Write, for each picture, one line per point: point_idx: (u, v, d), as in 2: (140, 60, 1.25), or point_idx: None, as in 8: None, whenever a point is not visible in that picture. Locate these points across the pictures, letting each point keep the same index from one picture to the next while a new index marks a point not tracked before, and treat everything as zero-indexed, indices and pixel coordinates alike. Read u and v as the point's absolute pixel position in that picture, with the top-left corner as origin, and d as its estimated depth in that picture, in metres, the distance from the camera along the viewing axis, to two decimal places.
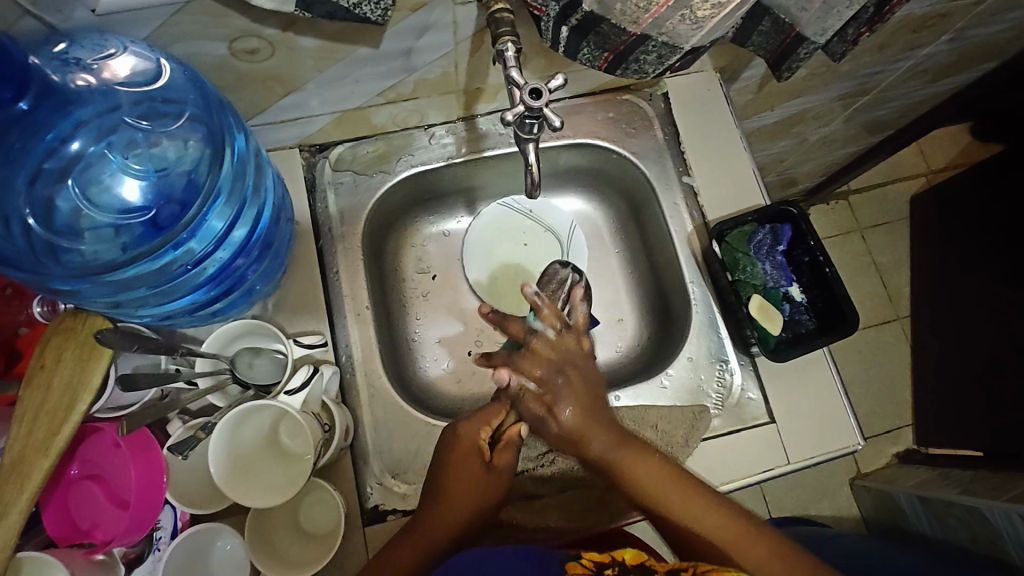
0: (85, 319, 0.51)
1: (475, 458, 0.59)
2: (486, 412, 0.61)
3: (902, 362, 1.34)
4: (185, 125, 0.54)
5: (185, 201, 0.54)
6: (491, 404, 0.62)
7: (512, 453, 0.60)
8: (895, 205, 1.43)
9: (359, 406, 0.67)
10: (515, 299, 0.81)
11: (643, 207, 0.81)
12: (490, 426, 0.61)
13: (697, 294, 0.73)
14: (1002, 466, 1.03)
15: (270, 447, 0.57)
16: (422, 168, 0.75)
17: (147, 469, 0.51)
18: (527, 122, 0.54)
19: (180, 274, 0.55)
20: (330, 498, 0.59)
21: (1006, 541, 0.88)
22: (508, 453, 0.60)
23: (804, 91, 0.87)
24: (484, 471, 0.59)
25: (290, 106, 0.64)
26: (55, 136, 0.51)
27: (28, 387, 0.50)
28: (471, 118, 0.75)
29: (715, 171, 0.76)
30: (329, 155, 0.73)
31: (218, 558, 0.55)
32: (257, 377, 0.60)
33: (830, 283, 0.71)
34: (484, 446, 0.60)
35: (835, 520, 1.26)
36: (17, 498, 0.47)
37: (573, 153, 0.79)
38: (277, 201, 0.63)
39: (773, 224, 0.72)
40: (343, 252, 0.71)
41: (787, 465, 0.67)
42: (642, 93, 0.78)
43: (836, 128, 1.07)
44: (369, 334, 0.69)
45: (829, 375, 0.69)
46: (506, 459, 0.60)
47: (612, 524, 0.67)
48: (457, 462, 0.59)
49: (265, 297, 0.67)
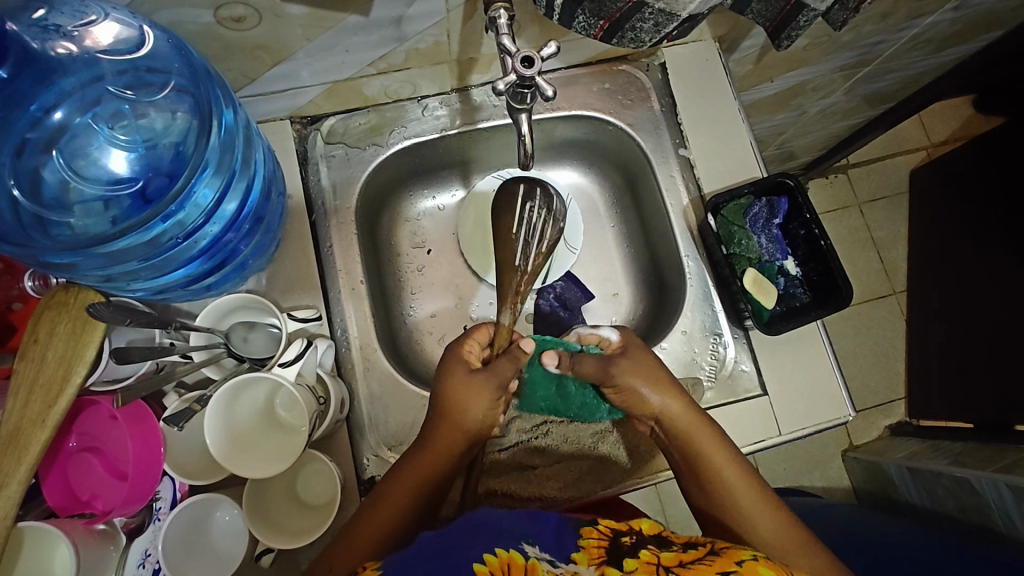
0: (77, 293, 0.52)
1: (464, 374, 0.60)
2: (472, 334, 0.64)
3: (896, 336, 1.34)
4: (170, 96, 0.54)
5: (173, 172, 0.54)
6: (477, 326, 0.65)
7: (508, 361, 0.61)
8: (895, 178, 1.42)
9: (355, 380, 0.67)
10: (482, 255, 0.81)
11: (639, 179, 0.80)
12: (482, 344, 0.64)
13: (691, 267, 0.73)
14: (990, 437, 1.05)
15: (268, 420, 0.58)
16: (414, 141, 0.74)
17: (144, 440, 0.52)
18: (519, 91, 0.54)
19: (170, 248, 0.55)
20: (325, 469, 0.60)
21: (993, 510, 0.90)
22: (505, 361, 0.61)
23: (804, 63, 0.85)
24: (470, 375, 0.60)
25: (280, 76, 0.63)
26: (39, 106, 0.51)
27: (23, 359, 0.50)
28: (465, 89, 0.74)
29: (712, 143, 0.75)
30: (321, 127, 0.73)
31: (219, 529, 0.56)
32: (252, 351, 0.60)
33: (825, 257, 0.70)
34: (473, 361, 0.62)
35: (825, 490, 1.28)
36: (16, 470, 0.48)
37: (569, 125, 0.78)
38: (267, 175, 0.62)
39: (769, 197, 0.72)
40: (336, 227, 0.71)
41: (779, 436, 0.68)
42: (639, 63, 0.77)
43: (836, 100, 1.05)
44: (364, 308, 0.69)
45: (821, 347, 0.70)
46: (496, 364, 0.61)
47: (605, 493, 0.67)
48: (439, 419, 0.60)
49: (258, 272, 0.66)
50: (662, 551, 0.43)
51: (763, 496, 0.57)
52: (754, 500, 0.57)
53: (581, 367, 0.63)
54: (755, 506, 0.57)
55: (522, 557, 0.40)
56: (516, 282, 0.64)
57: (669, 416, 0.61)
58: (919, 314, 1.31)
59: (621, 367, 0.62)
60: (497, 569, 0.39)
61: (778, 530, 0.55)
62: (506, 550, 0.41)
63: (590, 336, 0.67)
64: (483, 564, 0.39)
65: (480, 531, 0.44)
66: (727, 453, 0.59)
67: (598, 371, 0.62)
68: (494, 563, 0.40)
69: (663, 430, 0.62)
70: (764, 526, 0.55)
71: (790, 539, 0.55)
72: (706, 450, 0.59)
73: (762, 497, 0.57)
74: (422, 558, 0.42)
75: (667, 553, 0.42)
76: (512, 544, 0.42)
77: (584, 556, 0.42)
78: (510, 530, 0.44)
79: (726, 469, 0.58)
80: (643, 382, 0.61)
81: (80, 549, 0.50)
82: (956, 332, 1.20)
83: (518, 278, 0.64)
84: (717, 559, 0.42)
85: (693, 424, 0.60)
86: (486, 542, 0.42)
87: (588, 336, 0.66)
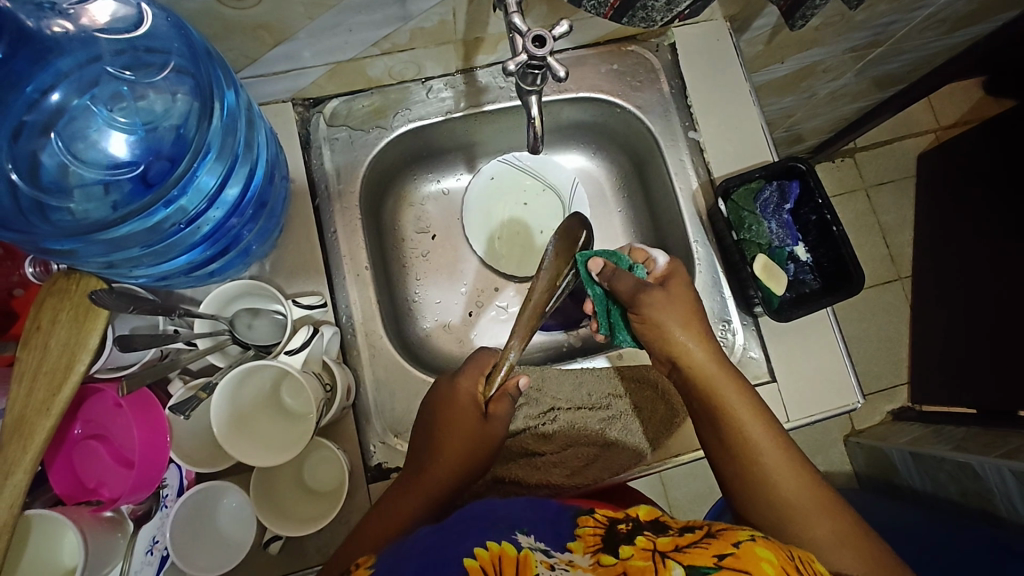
0: (78, 280, 0.51)
1: (472, 410, 0.61)
2: (478, 363, 0.65)
3: (901, 321, 1.33)
4: (170, 77, 0.53)
5: (174, 156, 0.53)
6: (482, 356, 0.65)
7: (508, 405, 0.63)
8: (903, 162, 1.40)
9: (360, 366, 0.66)
10: (488, 240, 0.81)
11: (648, 163, 0.79)
12: (483, 377, 0.64)
13: (701, 253, 0.73)
14: (994, 423, 1.05)
15: (272, 405, 0.58)
16: (419, 124, 0.73)
17: (149, 428, 0.51)
18: (529, 72, 0.52)
19: (173, 233, 0.54)
20: (332, 456, 0.60)
21: (995, 495, 0.90)
22: (505, 403, 0.63)
23: (816, 44, 0.83)
24: (481, 422, 0.61)
25: (282, 57, 0.61)
26: (35, 87, 0.49)
27: (25, 347, 0.49)
28: (470, 70, 0.72)
29: (722, 126, 0.73)
30: (323, 110, 0.71)
31: (225, 514, 0.56)
32: (257, 337, 0.59)
33: (836, 242, 0.69)
34: (482, 400, 0.63)
35: (827, 475, 1.28)
36: (21, 458, 0.48)
37: (577, 107, 0.77)
38: (271, 158, 0.61)
39: (781, 181, 0.71)
40: (340, 211, 0.70)
41: (787, 423, 0.68)
42: (649, 44, 0.75)
43: (847, 82, 1.03)
44: (368, 294, 0.68)
45: (830, 334, 0.69)
46: (502, 409, 0.62)
47: (614, 480, 0.67)
48: (454, 413, 0.61)
49: (262, 257, 0.66)
50: (658, 537, 0.41)
51: (790, 455, 0.54)
52: (781, 458, 0.53)
53: (618, 285, 0.62)
54: (782, 465, 0.53)
55: (515, 548, 0.40)
56: (527, 314, 0.62)
57: (693, 363, 0.59)
58: (924, 299, 1.30)
59: (648, 296, 0.61)
60: (488, 561, 0.38)
61: (805, 493, 0.51)
62: (498, 541, 0.40)
63: (640, 254, 0.67)
64: (474, 558, 0.38)
65: (475, 523, 0.43)
66: (754, 408, 0.57)
67: (628, 293, 0.61)
68: (485, 557, 0.38)
69: (689, 383, 0.60)
70: (788, 484, 0.52)
71: (817, 503, 0.51)
72: (731, 401, 0.57)
73: (791, 459, 0.54)
74: (416, 552, 0.41)
75: (663, 539, 0.40)
76: (504, 536, 0.41)
77: (579, 545, 0.42)
78: (505, 522, 0.44)
79: (749, 422, 0.56)
80: (671, 320, 0.60)
81: (87, 536, 0.50)
82: (962, 317, 1.19)
83: (533, 317, 0.62)
84: (713, 541, 0.40)
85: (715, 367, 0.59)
86: (480, 535, 0.41)
87: (638, 253, 0.67)
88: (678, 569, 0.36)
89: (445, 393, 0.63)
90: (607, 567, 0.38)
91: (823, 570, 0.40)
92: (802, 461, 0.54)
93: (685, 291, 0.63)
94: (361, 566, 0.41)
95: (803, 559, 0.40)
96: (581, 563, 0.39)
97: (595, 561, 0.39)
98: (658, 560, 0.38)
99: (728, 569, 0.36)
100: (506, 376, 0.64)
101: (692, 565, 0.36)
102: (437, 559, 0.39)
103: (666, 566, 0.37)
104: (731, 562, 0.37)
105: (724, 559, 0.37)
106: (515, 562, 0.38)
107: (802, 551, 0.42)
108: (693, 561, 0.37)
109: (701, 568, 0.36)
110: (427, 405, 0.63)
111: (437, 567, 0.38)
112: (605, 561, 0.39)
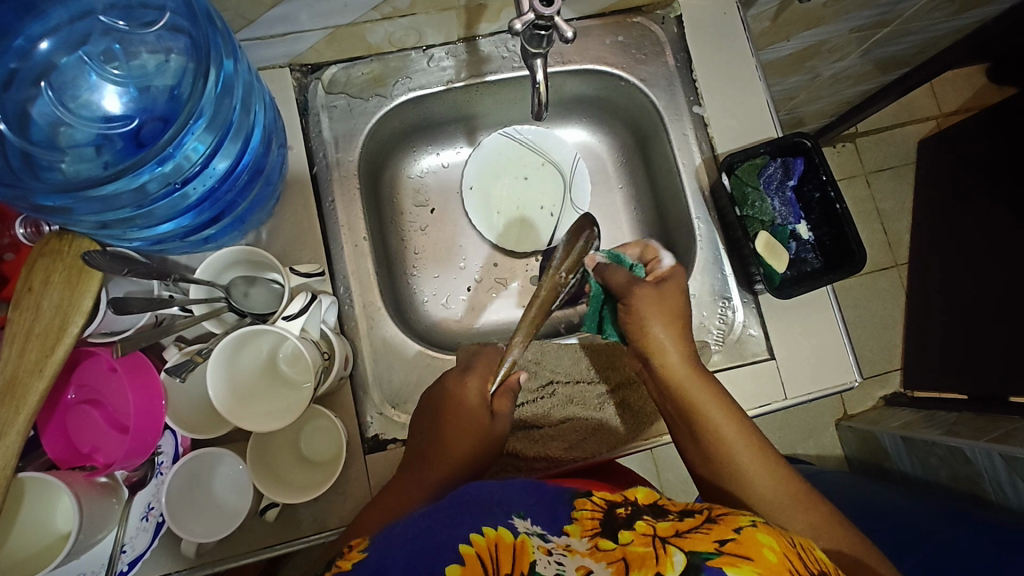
0: (71, 241, 0.50)
1: (483, 409, 0.59)
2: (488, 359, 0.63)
3: (897, 307, 1.33)
4: (165, 34, 0.52)
5: (168, 117, 0.51)
6: (488, 356, 0.64)
7: (511, 400, 0.62)
8: (903, 148, 1.39)
9: (357, 338, 0.66)
10: (486, 214, 0.80)
11: (651, 138, 0.78)
12: (493, 376, 0.62)
13: (702, 229, 0.72)
14: (985, 407, 1.06)
15: (269, 373, 0.57)
16: (420, 93, 0.71)
17: (145, 392, 0.51)
18: (536, 33, 0.51)
19: (163, 196, 0.52)
20: (330, 425, 0.60)
21: (984, 479, 0.91)
22: (507, 398, 0.61)
23: (822, 21, 0.80)
24: (489, 420, 0.59)
25: (278, 19, 0.60)
26: (26, 38, 0.48)
27: (17, 309, 0.48)
28: (472, 39, 0.71)
29: (727, 100, 0.72)
30: (321, 76, 0.69)
31: (221, 482, 0.56)
32: (254, 305, 0.58)
33: (839, 220, 0.68)
34: (489, 395, 0.60)
35: (819, 458, 1.28)
36: (13, 420, 0.47)
37: (579, 80, 0.76)
38: (267, 124, 0.60)
39: (784, 158, 0.70)
40: (338, 182, 0.68)
41: (785, 400, 0.68)
42: (654, 15, 0.74)
43: (851, 64, 1.02)
44: (366, 265, 0.67)
45: (830, 314, 0.69)
46: (506, 407, 0.61)
47: (609, 455, 0.67)
48: (451, 406, 0.59)
49: (258, 226, 0.65)
50: (658, 521, 0.41)
51: (709, 389, 0.56)
52: (702, 390, 0.56)
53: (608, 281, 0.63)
54: (765, 477, 0.51)
55: (511, 534, 0.39)
56: (534, 309, 0.64)
57: (666, 360, 0.58)
58: (919, 286, 1.30)
59: (638, 291, 0.60)
60: (484, 548, 0.37)
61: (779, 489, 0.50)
62: (494, 527, 0.40)
63: (652, 253, 0.69)
64: (470, 545, 0.37)
65: (470, 507, 0.42)
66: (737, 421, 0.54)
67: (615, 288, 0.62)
68: (482, 543, 0.38)
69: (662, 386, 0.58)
70: (769, 496, 0.50)
71: (787, 493, 0.50)
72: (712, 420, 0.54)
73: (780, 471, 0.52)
74: (412, 533, 0.40)
75: (663, 523, 0.40)
76: (501, 521, 0.41)
77: (576, 529, 0.42)
78: (503, 505, 0.43)
79: (689, 383, 0.56)
80: (654, 320, 0.59)
81: (82, 500, 0.50)
82: (957, 304, 1.19)
83: (539, 314, 0.64)
84: (714, 527, 0.39)
85: (686, 376, 0.57)
86: (476, 516, 0.41)
87: (650, 251, 0.69)
88: (678, 556, 0.36)
89: (454, 390, 0.60)
90: (605, 552, 0.38)
91: (825, 557, 0.39)
92: (722, 394, 0.56)
93: (678, 294, 0.61)
94: (354, 548, 0.41)
95: (805, 546, 0.39)
96: (579, 547, 0.39)
97: (593, 545, 0.39)
98: (659, 546, 0.37)
99: (729, 556, 0.35)
100: (510, 370, 0.63)
101: (693, 551, 0.36)
102: (431, 543, 0.38)
103: (666, 553, 0.36)
104: (732, 548, 0.36)
105: (725, 545, 0.37)
106: (511, 548, 0.37)
107: (802, 538, 0.41)
108: (693, 547, 0.37)
109: (701, 554, 0.36)
110: (430, 398, 0.61)
111: (431, 549, 0.37)
112: (602, 545, 0.39)
